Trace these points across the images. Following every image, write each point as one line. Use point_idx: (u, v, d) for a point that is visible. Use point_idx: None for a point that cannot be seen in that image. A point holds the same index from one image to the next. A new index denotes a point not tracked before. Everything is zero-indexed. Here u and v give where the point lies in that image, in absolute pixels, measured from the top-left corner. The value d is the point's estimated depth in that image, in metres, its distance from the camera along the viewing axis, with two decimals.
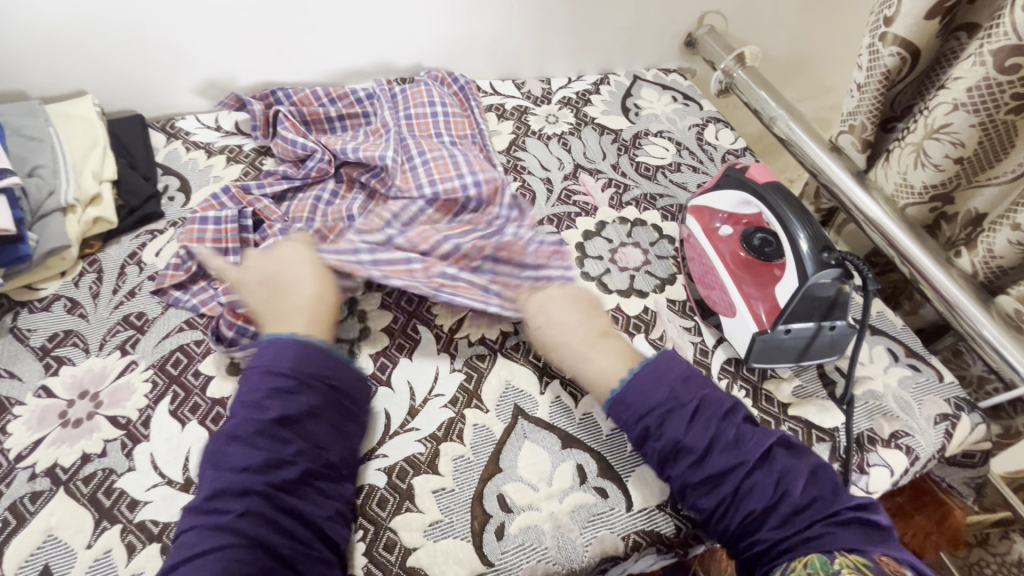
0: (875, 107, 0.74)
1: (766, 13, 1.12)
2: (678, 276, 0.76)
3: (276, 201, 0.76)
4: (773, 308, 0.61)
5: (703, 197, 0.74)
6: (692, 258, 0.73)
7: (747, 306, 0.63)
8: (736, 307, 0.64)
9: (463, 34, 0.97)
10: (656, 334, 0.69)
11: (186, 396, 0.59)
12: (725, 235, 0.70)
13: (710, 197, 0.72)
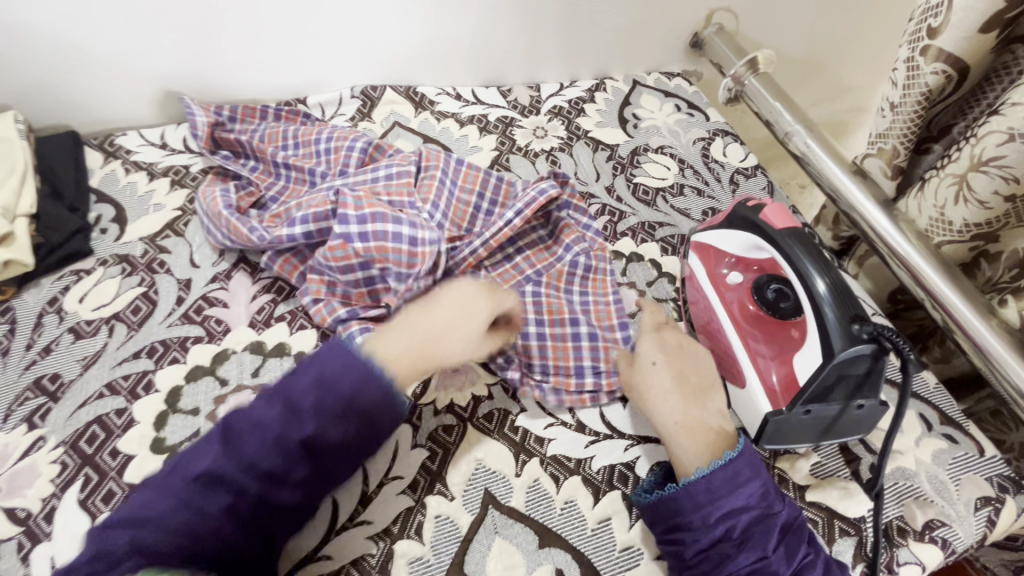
0: (910, 130, 0.64)
1: (784, 8, 0.99)
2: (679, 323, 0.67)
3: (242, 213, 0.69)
4: (787, 379, 0.52)
5: (705, 233, 0.63)
6: (693, 303, 0.64)
7: (756, 372, 0.54)
8: (744, 372, 0.55)
9: (440, 36, 0.87)
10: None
11: (99, 481, 0.51)
12: (735, 283, 0.60)
13: (714, 236, 0.62)
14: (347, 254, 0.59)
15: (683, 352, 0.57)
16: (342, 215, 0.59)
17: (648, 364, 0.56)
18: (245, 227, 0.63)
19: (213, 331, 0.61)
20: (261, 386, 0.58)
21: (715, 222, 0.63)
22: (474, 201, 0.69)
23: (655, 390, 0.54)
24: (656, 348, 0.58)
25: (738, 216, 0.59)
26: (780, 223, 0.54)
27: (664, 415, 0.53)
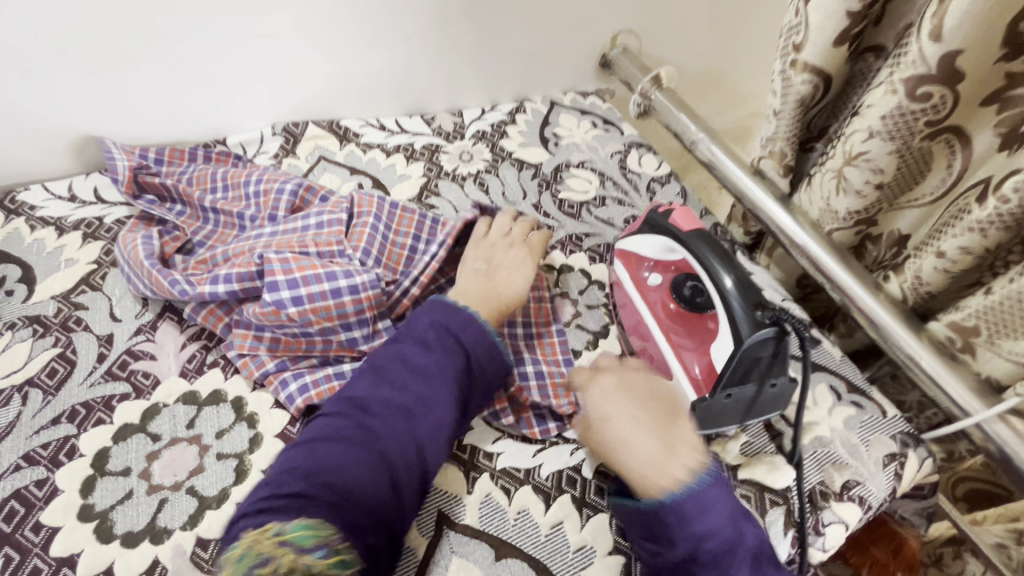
0: (792, 133, 0.72)
1: (678, 22, 1.07)
2: (612, 326, 0.71)
3: (169, 258, 0.68)
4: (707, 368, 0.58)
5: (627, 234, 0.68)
6: (621, 306, 0.68)
7: (680, 365, 0.59)
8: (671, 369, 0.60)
9: (358, 69, 0.89)
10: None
11: (22, 560, 0.47)
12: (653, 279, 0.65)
13: (632, 239, 0.66)
14: (280, 318, 0.57)
15: (637, 395, 0.52)
16: (271, 283, 0.56)
17: (599, 420, 0.51)
18: (165, 280, 0.60)
19: (141, 386, 0.59)
20: (197, 437, 0.56)
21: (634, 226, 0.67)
22: (410, 244, 0.70)
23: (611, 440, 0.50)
24: (604, 395, 0.52)
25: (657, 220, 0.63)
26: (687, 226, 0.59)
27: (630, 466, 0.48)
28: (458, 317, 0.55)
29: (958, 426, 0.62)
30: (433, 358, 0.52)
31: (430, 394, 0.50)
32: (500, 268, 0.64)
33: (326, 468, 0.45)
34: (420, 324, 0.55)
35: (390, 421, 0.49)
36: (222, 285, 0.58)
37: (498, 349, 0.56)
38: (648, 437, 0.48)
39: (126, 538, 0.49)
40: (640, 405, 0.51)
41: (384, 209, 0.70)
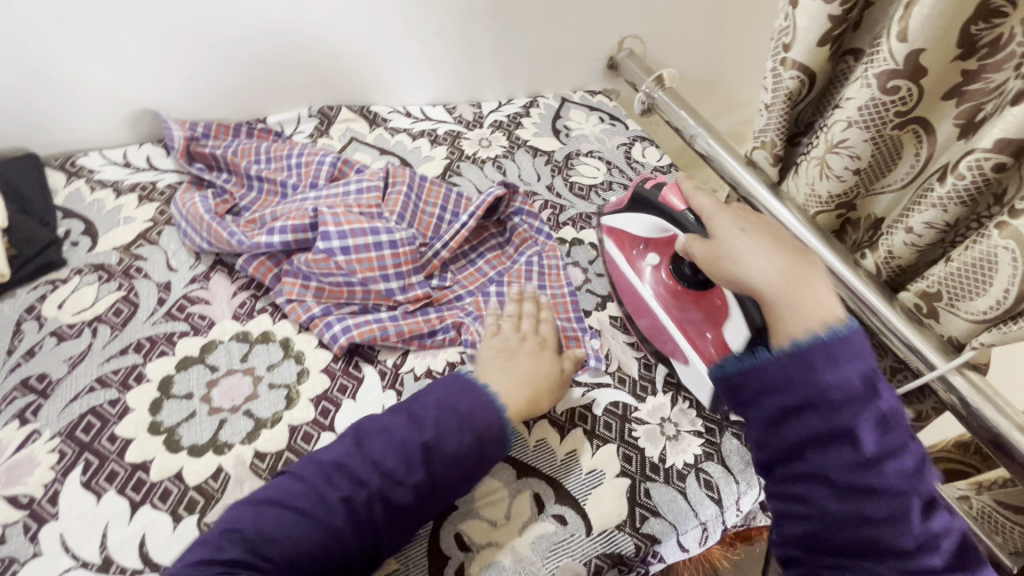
0: (782, 125, 0.81)
1: (679, 30, 1.17)
2: None
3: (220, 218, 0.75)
4: (718, 341, 0.63)
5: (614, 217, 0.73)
6: (621, 286, 0.74)
7: (695, 349, 0.64)
8: (686, 353, 0.64)
9: (388, 60, 0.97)
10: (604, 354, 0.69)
11: (100, 464, 0.53)
12: (650, 260, 0.71)
13: (620, 220, 0.72)
14: (329, 266, 0.64)
15: (758, 220, 0.56)
16: (324, 232, 0.63)
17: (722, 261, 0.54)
18: (225, 232, 0.68)
19: (198, 325, 0.65)
20: (251, 369, 0.62)
21: (620, 209, 0.73)
22: (438, 213, 0.78)
23: (758, 283, 0.50)
24: (728, 227, 0.56)
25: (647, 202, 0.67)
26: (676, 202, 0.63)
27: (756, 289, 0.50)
28: (471, 402, 0.53)
29: (923, 380, 0.70)
30: (427, 446, 0.50)
31: (405, 479, 0.49)
32: (521, 354, 0.61)
33: (269, 537, 0.45)
34: (435, 392, 0.54)
35: (411, 448, 0.50)
36: (278, 236, 0.66)
37: (505, 436, 0.54)
38: (758, 264, 0.51)
39: (192, 450, 0.55)
40: (771, 260, 0.51)
41: (416, 181, 0.78)
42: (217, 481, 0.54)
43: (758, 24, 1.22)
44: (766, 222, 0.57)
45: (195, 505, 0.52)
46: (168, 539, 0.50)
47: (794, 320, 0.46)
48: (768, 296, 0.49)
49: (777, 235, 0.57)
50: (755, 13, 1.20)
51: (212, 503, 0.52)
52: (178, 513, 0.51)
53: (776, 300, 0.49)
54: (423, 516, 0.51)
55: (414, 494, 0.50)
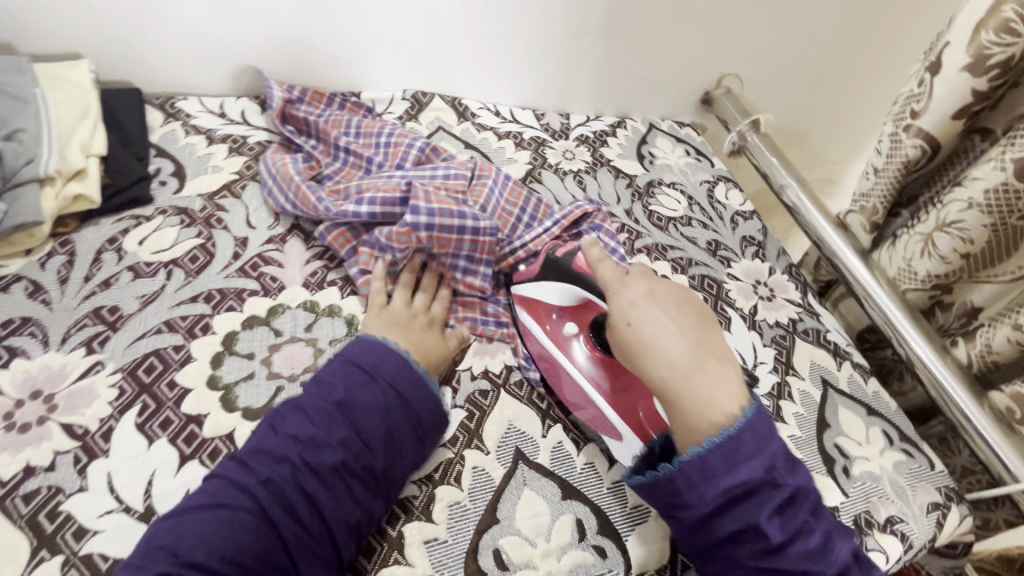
0: (889, 192, 0.77)
1: (781, 75, 1.14)
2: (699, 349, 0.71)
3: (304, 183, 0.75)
4: (652, 414, 0.58)
5: (517, 290, 0.67)
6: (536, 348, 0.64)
7: (626, 421, 0.57)
8: (617, 426, 0.57)
9: (489, 56, 0.96)
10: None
11: (156, 409, 0.53)
12: (568, 325, 0.64)
13: (533, 288, 0.65)
14: (411, 240, 0.63)
15: (663, 299, 0.54)
16: (413, 207, 0.63)
17: (626, 323, 0.53)
18: (313, 197, 0.68)
19: (268, 286, 0.64)
20: (314, 340, 0.61)
21: (530, 276, 0.65)
22: (517, 214, 0.76)
23: (640, 342, 0.52)
24: (637, 297, 0.54)
25: (546, 273, 0.64)
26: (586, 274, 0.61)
27: (654, 368, 0.51)
28: (372, 356, 0.54)
29: (1002, 489, 0.66)
30: (338, 400, 0.50)
31: (326, 444, 0.48)
32: (415, 328, 0.60)
33: (198, 542, 0.42)
34: (341, 361, 0.54)
35: (321, 412, 0.50)
36: (365, 208, 0.65)
37: (423, 381, 0.54)
38: (671, 335, 0.51)
39: (247, 412, 0.54)
40: (671, 310, 0.54)
41: (501, 179, 0.77)
42: None
43: (862, 83, 1.17)
44: (669, 288, 0.56)
45: None
46: None
47: (689, 391, 0.49)
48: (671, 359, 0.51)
49: (685, 307, 0.54)
50: (862, 71, 1.15)
51: None
52: None
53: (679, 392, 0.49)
54: (361, 467, 0.48)
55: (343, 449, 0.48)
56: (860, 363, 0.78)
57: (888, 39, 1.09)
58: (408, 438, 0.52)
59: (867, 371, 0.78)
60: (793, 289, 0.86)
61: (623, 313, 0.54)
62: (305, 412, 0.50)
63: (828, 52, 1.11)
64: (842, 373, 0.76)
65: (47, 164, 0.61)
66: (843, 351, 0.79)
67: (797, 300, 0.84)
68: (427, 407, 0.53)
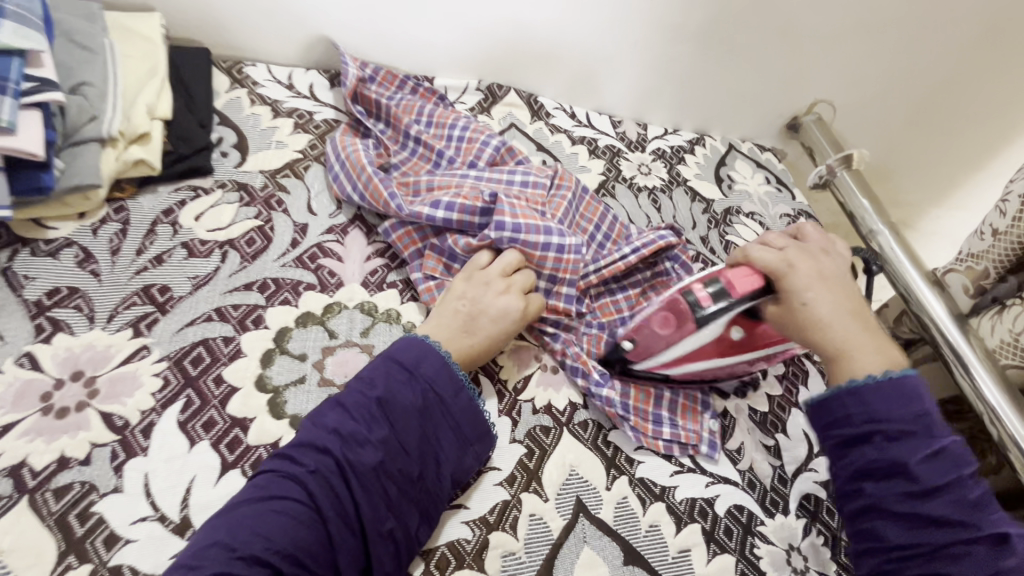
0: (1007, 256, 0.70)
1: (884, 94, 1.00)
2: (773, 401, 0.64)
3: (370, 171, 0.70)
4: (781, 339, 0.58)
5: (650, 361, 0.59)
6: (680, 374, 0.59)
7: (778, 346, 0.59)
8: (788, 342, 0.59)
9: (573, 55, 0.89)
10: (720, 446, 0.59)
11: (201, 407, 0.49)
12: (728, 334, 0.57)
13: (676, 350, 0.57)
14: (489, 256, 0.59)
15: (832, 280, 0.53)
16: (498, 222, 0.58)
17: (803, 301, 0.51)
18: (385, 191, 0.62)
19: (325, 281, 0.60)
20: (369, 347, 0.56)
21: (679, 335, 0.56)
22: (591, 231, 0.71)
23: (814, 318, 0.50)
24: (809, 277, 0.52)
25: (704, 321, 0.54)
26: (743, 292, 0.54)
27: (831, 331, 0.49)
28: (415, 352, 0.50)
29: None
30: (380, 398, 0.47)
31: (372, 446, 0.45)
32: (483, 317, 0.55)
33: (252, 535, 0.40)
34: (385, 354, 0.50)
35: (366, 408, 0.46)
36: (442, 210, 0.60)
37: (463, 385, 0.51)
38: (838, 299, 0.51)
39: (295, 420, 0.50)
40: (839, 291, 0.52)
41: (580, 194, 0.72)
42: None
43: (972, 121, 1.03)
44: (827, 266, 0.54)
45: None
46: None
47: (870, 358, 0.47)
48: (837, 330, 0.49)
49: (848, 283, 0.53)
50: (976, 105, 1.01)
51: None
52: None
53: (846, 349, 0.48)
54: (398, 471, 0.46)
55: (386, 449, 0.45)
56: None
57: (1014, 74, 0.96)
58: (451, 443, 0.49)
59: None
60: None
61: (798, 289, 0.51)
62: (348, 407, 0.46)
63: (946, 75, 0.98)
64: None
65: (109, 123, 0.57)
66: None
67: None
68: (467, 416, 0.50)
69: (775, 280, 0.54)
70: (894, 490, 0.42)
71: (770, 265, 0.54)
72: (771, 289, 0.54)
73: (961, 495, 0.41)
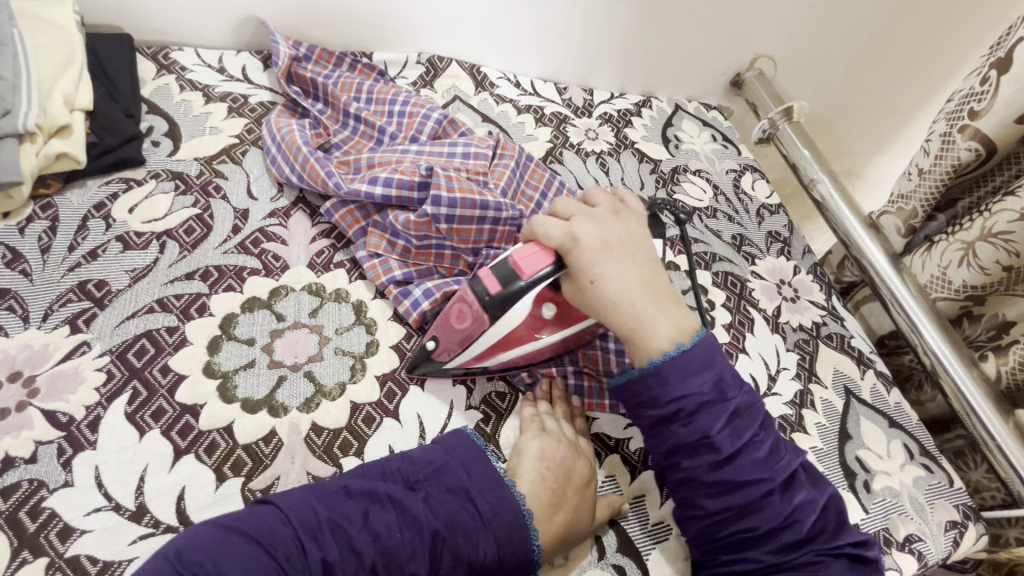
0: (932, 195, 0.74)
1: (821, 40, 1.01)
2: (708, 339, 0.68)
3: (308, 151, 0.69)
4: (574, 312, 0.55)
5: (458, 357, 0.55)
6: (525, 362, 0.57)
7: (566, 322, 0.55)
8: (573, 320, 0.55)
9: (513, 23, 0.88)
10: None
11: (148, 397, 0.49)
12: (541, 313, 0.54)
13: (481, 341, 0.52)
14: (430, 230, 0.59)
15: (615, 246, 0.50)
16: (436, 195, 0.58)
17: (591, 280, 0.49)
18: (322, 170, 0.62)
19: (270, 266, 0.59)
20: (319, 327, 0.57)
21: (476, 331, 0.52)
22: (537, 198, 0.72)
23: (604, 297, 0.49)
24: (592, 251, 0.49)
25: (497, 313, 0.50)
26: (532, 273, 0.49)
27: (620, 315, 0.49)
28: (462, 454, 0.47)
29: None
30: (423, 497, 0.44)
31: (395, 535, 0.41)
32: (560, 457, 0.50)
33: (205, 557, 0.37)
34: (424, 456, 0.47)
35: (382, 505, 0.42)
36: (380, 187, 0.60)
37: (522, 524, 0.44)
38: (618, 265, 0.49)
39: (246, 404, 0.50)
40: (626, 261, 0.50)
41: (524, 164, 0.72)
42: (269, 447, 0.49)
43: (909, 63, 1.04)
44: (615, 230, 0.52)
45: (241, 467, 0.47)
46: (209, 499, 0.45)
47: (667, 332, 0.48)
48: (628, 305, 0.49)
49: (638, 244, 0.52)
50: (914, 53, 1.02)
51: (260, 469, 0.47)
52: (223, 472, 0.47)
53: (638, 328, 0.48)
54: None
55: (410, 547, 0.41)
56: (883, 371, 0.76)
57: (948, 19, 0.97)
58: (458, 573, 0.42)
59: (889, 381, 0.75)
60: (818, 290, 0.82)
61: (589, 265, 0.49)
62: (360, 483, 0.44)
63: (884, 19, 0.98)
64: (865, 382, 0.73)
65: (26, 116, 0.55)
66: (867, 358, 0.76)
67: (821, 303, 0.80)
68: (511, 548, 0.43)
69: (562, 255, 0.50)
70: (703, 462, 0.46)
71: (556, 239, 0.51)
72: (561, 264, 0.50)
73: (756, 454, 0.46)
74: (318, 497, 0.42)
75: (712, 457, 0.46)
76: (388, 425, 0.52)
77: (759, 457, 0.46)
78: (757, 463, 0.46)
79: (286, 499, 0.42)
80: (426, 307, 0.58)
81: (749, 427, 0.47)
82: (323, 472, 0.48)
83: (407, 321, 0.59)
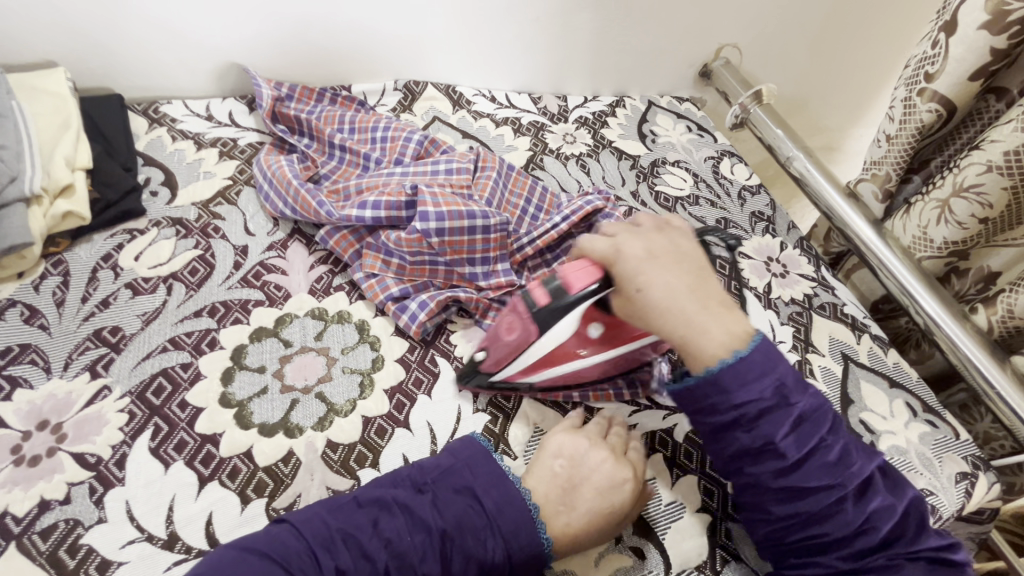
0: (902, 159, 0.76)
1: (781, 24, 1.04)
2: None
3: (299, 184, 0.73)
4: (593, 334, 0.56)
5: (506, 368, 0.57)
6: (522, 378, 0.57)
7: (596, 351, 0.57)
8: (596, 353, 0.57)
9: (482, 42, 0.92)
10: None
11: (170, 431, 0.51)
12: (587, 331, 0.56)
13: (528, 352, 0.55)
14: (421, 246, 0.62)
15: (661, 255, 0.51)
16: (424, 212, 0.61)
17: (636, 288, 0.50)
18: (314, 201, 0.65)
19: (274, 296, 0.62)
20: (325, 349, 0.59)
21: (525, 339, 0.54)
22: (522, 205, 0.74)
23: (653, 304, 0.49)
24: (636, 260, 0.51)
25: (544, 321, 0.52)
26: (580, 288, 0.51)
27: (665, 324, 0.49)
28: (472, 458, 0.49)
29: None
30: (430, 499, 0.46)
31: (405, 539, 0.43)
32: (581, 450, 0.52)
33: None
34: (437, 463, 0.49)
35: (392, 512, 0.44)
36: (370, 210, 0.63)
37: (528, 519, 0.46)
38: (665, 273, 0.50)
39: (262, 428, 0.52)
40: (675, 271, 0.51)
41: (506, 174, 0.75)
42: (288, 467, 0.51)
43: (870, 36, 1.07)
44: (658, 242, 0.53)
45: (264, 488, 0.49)
46: (236, 522, 0.47)
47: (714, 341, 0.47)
48: (676, 312, 0.49)
49: (684, 256, 0.53)
50: (873, 26, 1.05)
51: (282, 489, 0.50)
52: (247, 495, 0.49)
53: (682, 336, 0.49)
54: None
55: (422, 551, 0.43)
56: (878, 334, 0.77)
57: None
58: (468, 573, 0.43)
59: (886, 343, 0.76)
60: (806, 263, 0.84)
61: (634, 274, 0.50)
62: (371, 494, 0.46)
63: None
64: (861, 347, 0.75)
65: (31, 181, 0.58)
66: (861, 323, 0.77)
67: (810, 275, 0.82)
68: (516, 543, 0.45)
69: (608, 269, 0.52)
70: (768, 468, 0.46)
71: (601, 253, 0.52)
72: (606, 281, 0.52)
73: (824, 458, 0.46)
74: (332, 508, 0.45)
75: (779, 463, 0.46)
76: (400, 435, 0.54)
77: (827, 461, 0.46)
78: (825, 467, 0.46)
79: (309, 513, 0.44)
80: (425, 319, 0.60)
81: (816, 432, 0.46)
82: (342, 486, 0.50)
83: (408, 334, 0.61)
